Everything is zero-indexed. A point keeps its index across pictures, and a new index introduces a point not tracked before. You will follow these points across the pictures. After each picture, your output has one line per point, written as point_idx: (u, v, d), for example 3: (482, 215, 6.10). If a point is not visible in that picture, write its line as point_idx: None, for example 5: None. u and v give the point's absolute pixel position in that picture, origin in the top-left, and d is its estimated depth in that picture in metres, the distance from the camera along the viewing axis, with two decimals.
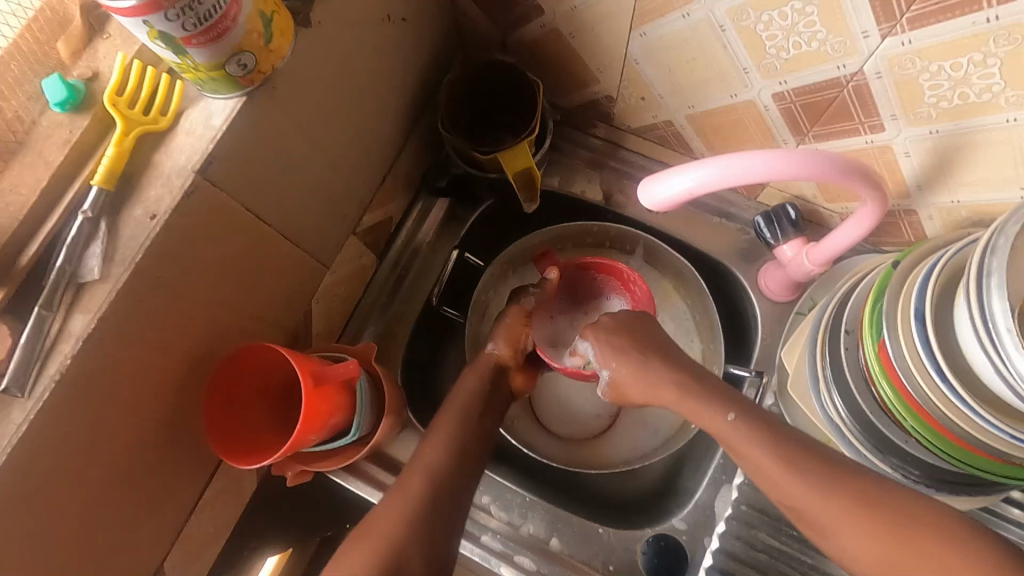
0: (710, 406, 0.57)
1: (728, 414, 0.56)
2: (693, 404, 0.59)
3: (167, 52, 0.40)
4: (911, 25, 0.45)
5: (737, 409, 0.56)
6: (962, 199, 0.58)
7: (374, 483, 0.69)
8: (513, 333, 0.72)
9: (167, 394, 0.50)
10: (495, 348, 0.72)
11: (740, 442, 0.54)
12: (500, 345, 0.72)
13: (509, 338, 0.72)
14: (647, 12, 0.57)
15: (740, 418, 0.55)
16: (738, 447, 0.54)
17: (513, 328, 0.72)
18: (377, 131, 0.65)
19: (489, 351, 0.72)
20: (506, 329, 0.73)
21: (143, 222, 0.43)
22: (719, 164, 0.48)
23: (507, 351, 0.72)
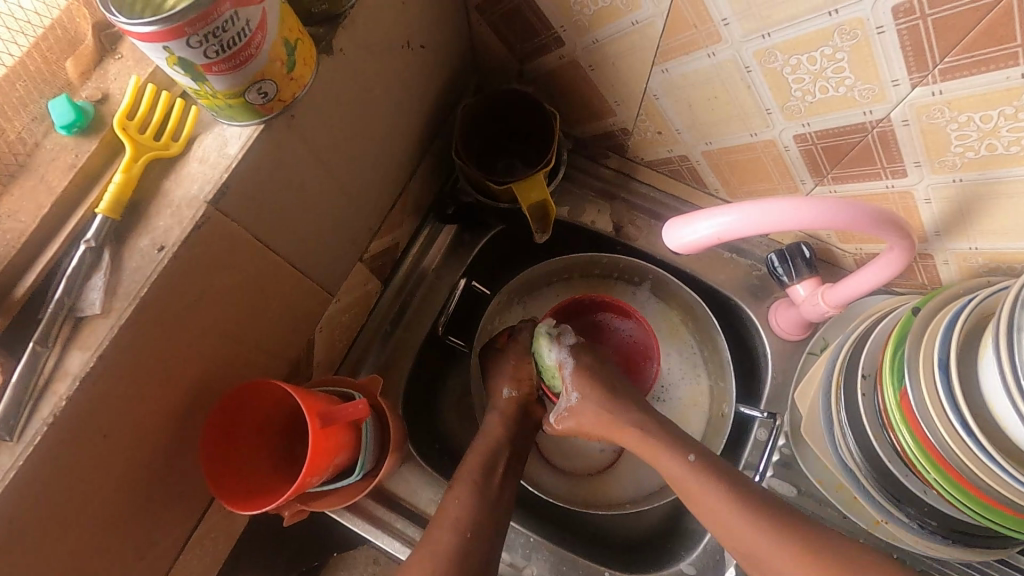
0: (670, 453, 0.61)
1: (688, 457, 0.60)
2: (658, 452, 0.62)
3: (186, 79, 0.38)
4: (943, 76, 0.45)
5: (697, 452, 0.60)
6: (980, 246, 0.57)
7: (373, 520, 0.66)
8: (517, 368, 0.73)
9: (163, 431, 0.47)
10: (510, 391, 0.72)
11: (699, 494, 0.58)
12: (513, 384, 0.72)
13: (522, 377, 0.73)
14: (671, 50, 0.57)
15: (699, 461, 0.60)
16: (698, 501, 0.58)
17: (525, 367, 0.73)
18: (390, 158, 0.64)
19: (506, 393, 0.72)
20: (514, 371, 0.73)
21: (150, 254, 0.41)
22: (747, 210, 0.46)
23: (523, 388, 0.73)
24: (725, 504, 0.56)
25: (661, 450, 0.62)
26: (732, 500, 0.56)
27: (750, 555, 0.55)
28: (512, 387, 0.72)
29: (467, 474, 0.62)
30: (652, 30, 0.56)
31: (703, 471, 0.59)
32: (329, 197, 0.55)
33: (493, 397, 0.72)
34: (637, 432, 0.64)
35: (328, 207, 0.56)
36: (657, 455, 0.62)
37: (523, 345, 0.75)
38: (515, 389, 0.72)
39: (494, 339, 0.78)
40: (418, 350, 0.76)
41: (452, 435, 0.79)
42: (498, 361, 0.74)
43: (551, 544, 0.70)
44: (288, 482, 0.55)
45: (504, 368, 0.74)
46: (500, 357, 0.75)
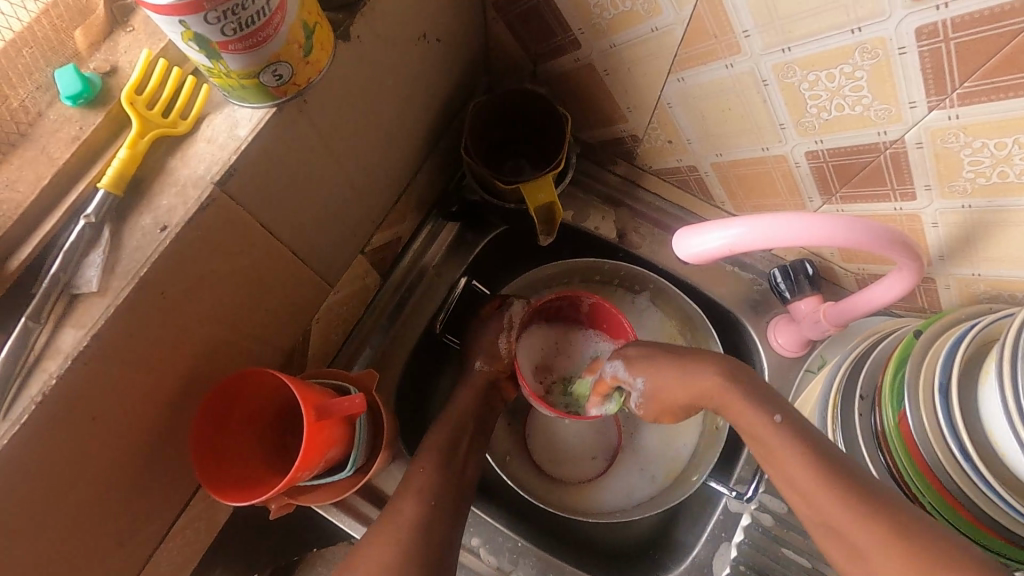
0: (755, 407, 0.55)
1: (774, 416, 0.53)
2: (735, 402, 0.57)
3: (200, 56, 0.37)
4: (960, 101, 0.45)
5: (785, 413, 0.53)
6: (983, 272, 0.57)
7: (359, 517, 0.65)
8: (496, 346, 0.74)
9: (154, 416, 0.46)
10: (483, 365, 0.73)
11: (774, 450, 0.52)
12: (488, 359, 0.74)
13: (497, 355, 0.74)
14: (688, 59, 0.56)
15: (787, 422, 0.53)
16: (773, 458, 0.52)
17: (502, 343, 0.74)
18: (398, 151, 0.63)
19: (477, 367, 0.73)
20: (491, 346, 0.74)
21: (152, 233, 0.40)
22: (763, 223, 0.46)
23: (496, 366, 0.73)
24: (791, 454, 0.51)
25: (743, 404, 0.56)
26: (816, 470, 0.49)
27: (827, 524, 0.48)
28: (485, 361, 0.73)
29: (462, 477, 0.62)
30: (672, 37, 0.55)
31: (791, 432, 0.52)
32: (335, 187, 0.54)
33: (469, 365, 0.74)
34: (717, 387, 0.58)
35: (334, 197, 0.55)
36: (742, 410, 0.55)
37: (502, 321, 0.75)
38: (487, 365, 0.73)
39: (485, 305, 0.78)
40: (414, 347, 0.75)
41: None
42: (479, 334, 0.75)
43: (539, 550, 0.69)
44: (278, 475, 0.54)
45: (483, 342, 0.75)
46: (478, 328, 0.76)
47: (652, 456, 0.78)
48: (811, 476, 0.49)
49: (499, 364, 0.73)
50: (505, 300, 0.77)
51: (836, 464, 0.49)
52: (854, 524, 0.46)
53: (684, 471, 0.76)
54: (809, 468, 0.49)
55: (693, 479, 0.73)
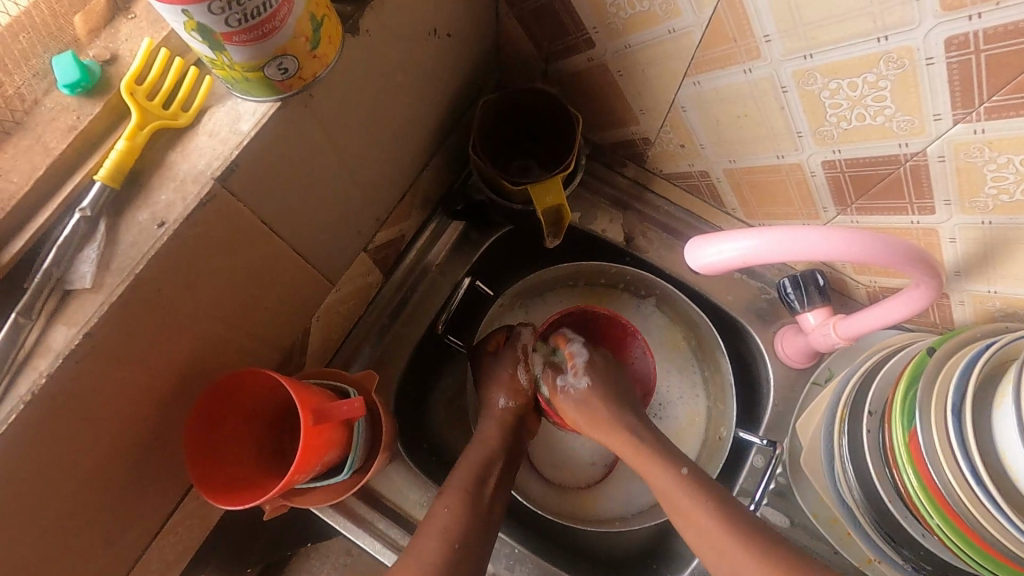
0: (663, 467, 0.61)
1: (682, 469, 0.60)
2: (647, 465, 0.62)
3: (203, 46, 0.35)
4: (988, 114, 0.43)
5: (691, 467, 0.60)
6: (1000, 290, 0.56)
7: (355, 519, 0.64)
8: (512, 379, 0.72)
9: (147, 415, 0.45)
10: (505, 401, 0.71)
11: (680, 501, 0.58)
12: (509, 394, 0.71)
13: (518, 389, 0.72)
14: (705, 63, 0.55)
15: (692, 475, 0.60)
16: (679, 507, 0.58)
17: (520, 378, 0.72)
18: (405, 148, 0.62)
19: (501, 404, 0.71)
20: (507, 381, 0.72)
21: (149, 229, 0.39)
22: (778, 235, 0.45)
23: (518, 400, 0.72)
24: (692, 499, 0.57)
25: (652, 462, 0.61)
26: (720, 516, 0.56)
27: (726, 572, 0.55)
28: (506, 397, 0.71)
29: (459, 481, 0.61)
30: (688, 40, 0.54)
31: (725, 515, 0.56)
32: (339, 183, 0.53)
33: (488, 406, 0.71)
34: (631, 443, 0.64)
35: (338, 193, 0.54)
36: (645, 463, 0.62)
37: (518, 353, 0.73)
38: (511, 401, 0.71)
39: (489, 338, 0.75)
40: (414, 347, 0.73)
41: (443, 436, 0.77)
42: (494, 369, 0.72)
43: (535, 556, 0.69)
44: (272, 477, 0.53)
45: (500, 377, 0.72)
46: (489, 365, 0.73)
47: None
48: (753, 564, 0.53)
49: (518, 400, 0.72)
50: (512, 330, 0.75)
51: (750, 531, 0.55)
52: (753, 564, 0.53)
53: None
54: (713, 514, 0.56)
55: None
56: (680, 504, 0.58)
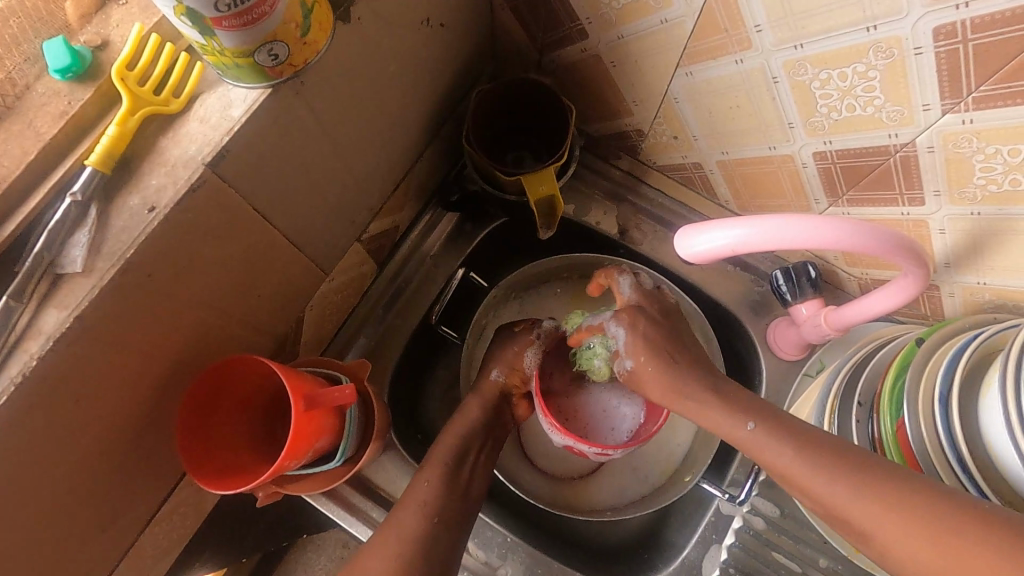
0: (728, 416, 0.55)
1: (746, 424, 0.54)
2: (715, 417, 0.56)
3: (193, 32, 0.36)
4: (976, 104, 0.44)
5: (757, 419, 0.54)
6: (989, 281, 0.56)
7: (349, 507, 0.65)
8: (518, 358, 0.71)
9: (139, 400, 0.45)
10: (498, 373, 0.71)
11: (763, 450, 0.52)
12: (505, 369, 0.71)
13: (517, 369, 0.71)
14: (697, 53, 0.55)
15: (760, 427, 0.53)
16: (762, 458, 0.52)
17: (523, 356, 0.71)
18: (398, 138, 0.62)
19: (494, 377, 0.71)
20: (513, 357, 0.72)
21: (140, 213, 0.39)
22: (765, 225, 0.45)
23: (512, 378, 0.71)
24: (770, 445, 0.52)
25: (717, 411, 0.56)
26: (801, 450, 0.50)
27: (869, 539, 0.46)
28: (503, 373, 0.71)
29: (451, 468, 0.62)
30: (681, 30, 0.54)
31: (814, 467, 0.49)
32: (331, 173, 0.53)
33: (482, 373, 0.72)
34: (697, 391, 0.58)
35: (331, 182, 0.54)
36: (718, 417, 0.56)
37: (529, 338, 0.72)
38: (503, 376, 0.71)
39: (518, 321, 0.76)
40: (409, 338, 0.74)
41: (436, 427, 0.77)
42: (502, 346, 0.73)
43: (527, 545, 0.69)
44: (264, 463, 0.54)
45: (505, 355, 0.72)
46: (501, 342, 0.74)
47: (645, 455, 0.77)
48: (861, 505, 0.46)
49: (515, 377, 0.71)
50: (538, 320, 0.74)
51: (828, 448, 0.49)
52: (860, 502, 0.46)
53: (677, 472, 0.75)
54: (795, 457, 0.50)
55: (687, 479, 0.72)
56: (776, 463, 0.51)
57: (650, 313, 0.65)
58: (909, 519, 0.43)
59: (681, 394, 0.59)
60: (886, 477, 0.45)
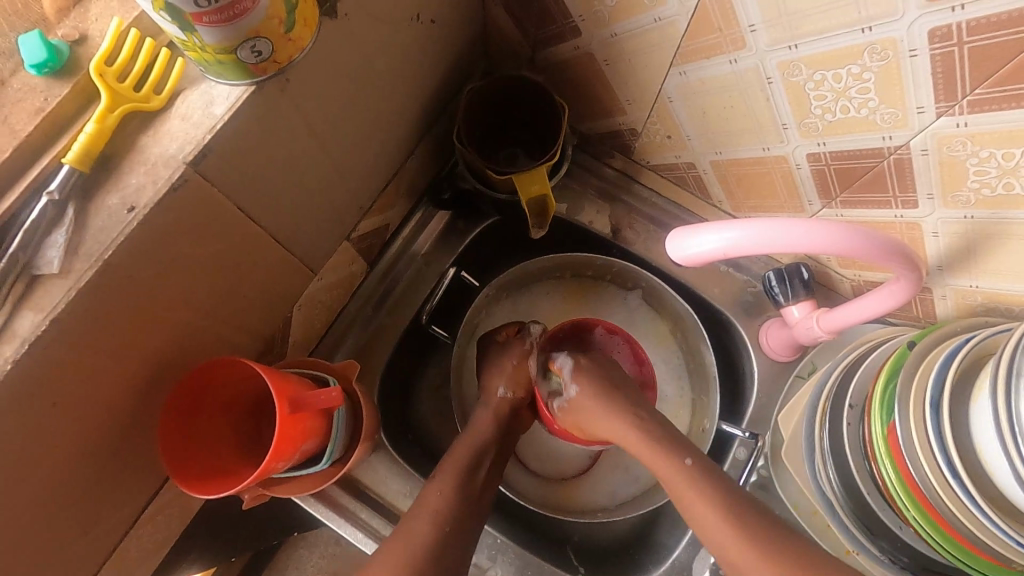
0: (668, 453, 0.57)
1: (684, 458, 0.56)
2: (654, 455, 0.58)
3: (172, 27, 0.35)
4: (970, 108, 0.43)
5: (694, 456, 0.57)
6: (982, 284, 0.56)
7: (337, 508, 0.65)
8: (517, 371, 0.72)
9: (120, 404, 0.44)
10: (506, 391, 0.71)
11: (689, 493, 0.55)
12: (510, 384, 0.71)
13: (520, 380, 0.71)
14: (691, 52, 0.54)
15: (697, 465, 0.56)
16: (686, 498, 0.55)
17: (518, 366, 0.72)
18: (387, 136, 0.61)
19: (501, 393, 0.70)
20: (511, 371, 0.72)
21: (119, 213, 0.38)
22: (757, 228, 0.45)
23: (519, 391, 0.71)
24: (704, 494, 0.54)
25: (658, 450, 0.58)
26: (735, 525, 0.52)
27: (728, 557, 0.52)
28: (506, 387, 0.71)
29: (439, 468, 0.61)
30: (674, 29, 0.53)
31: (696, 476, 0.55)
32: (319, 171, 0.52)
33: (487, 393, 0.71)
34: (635, 432, 0.60)
35: (318, 180, 0.53)
36: (654, 454, 0.58)
37: (524, 347, 0.73)
38: (511, 392, 0.71)
39: (500, 331, 0.76)
40: (398, 337, 0.73)
41: (427, 427, 0.77)
42: (495, 361, 0.73)
43: (518, 546, 0.69)
44: (250, 466, 0.53)
45: (505, 367, 0.72)
46: (495, 353, 0.74)
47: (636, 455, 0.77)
48: (728, 530, 0.52)
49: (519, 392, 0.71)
50: (523, 325, 0.76)
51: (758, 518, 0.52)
52: (721, 522, 0.52)
53: None
54: (716, 508, 0.53)
55: None
56: (686, 494, 0.55)
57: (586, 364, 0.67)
58: (755, 542, 0.51)
59: (614, 424, 0.62)
60: (808, 567, 0.49)
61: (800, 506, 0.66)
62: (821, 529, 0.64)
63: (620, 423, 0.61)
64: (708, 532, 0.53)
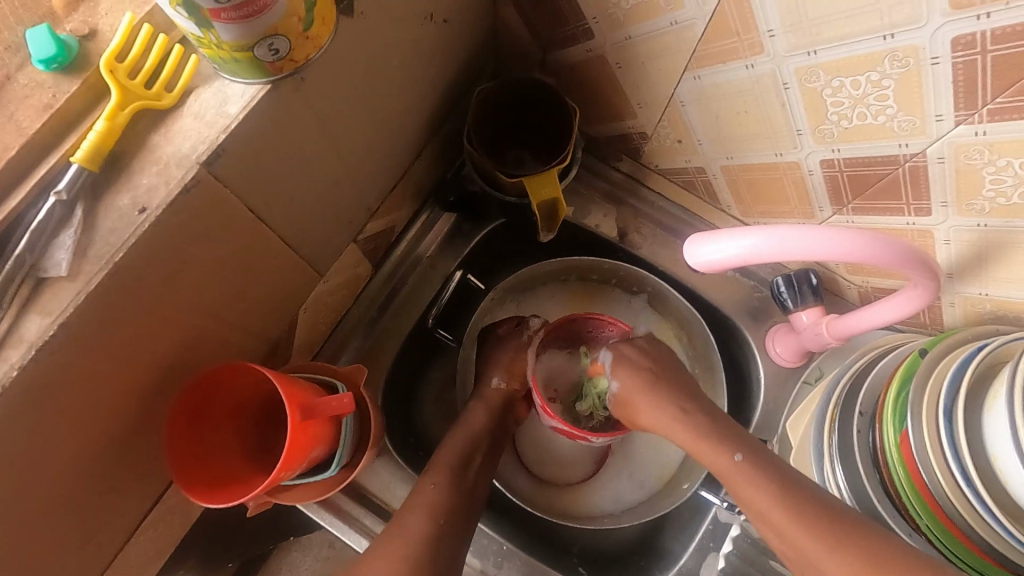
0: (719, 447, 0.58)
1: (735, 454, 0.57)
2: (704, 445, 0.60)
3: (189, 23, 0.34)
4: (990, 117, 0.43)
5: (745, 452, 0.58)
6: (992, 292, 0.56)
7: (341, 515, 0.63)
8: (513, 363, 0.72)
9: (125, 410, 0.43)
10: (499, 380, 0.71)
11: (744, 485, 0.56)
12: (505, 376, 0.72)
13: (516, 372, 0.72)
14: (706, 57, 0.54)
15: (747, 460, 0.57)
16: (740, 489, 0.56)
17: (518, 359, 0.72)
18: (397, 136, 0.60)
19: (494, 384, 0.71)
20: (509, 364, 0.72)
21: (129, 215, 0.37)
22: (780, 234, 0.44)
23: (512, 383, 0.72)
24: (756, 486, 0.55)
25: (708, 445, 0.59)
26: (793, 513, 0.52)
27: (795, 555, 0.52)
28: (502, 380, 0.72)
29: (448, 474, 0.60)
30: (690, 33, 0.53)
31: (751, 472, 0.56)
32: (329, 172, 0.51)
33: (481, 384, 0.71)
34: (687, 427, 0.62)
35: (328, 181, 0.52)
36: (703, 447, 0.59)
37: (523, 339, 0.74)
38: (504, 382, 0.71)
39: (497, 324, 0.76)
40: (403, 341, 0.72)
41: (430, 432, 0.76)
42: (497, 352, 0.73)
43: (524, 554, 0.68)
44: (257, 473, 0.51)
45: (500, 360, 0.73)
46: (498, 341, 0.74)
47: (641, 460, 0.77)
48: (785, 516, 0.53)
49: (513, 383, 0.72)
50: (522, 320, 0.75)
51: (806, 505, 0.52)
52: (776, 511, 0.53)
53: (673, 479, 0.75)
54: (774, 502, 0.53)
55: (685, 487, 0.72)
56: (755, 499, 0.55)
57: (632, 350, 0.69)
58: (826, 533, 0.50)
59: (664, 414, 0.64)
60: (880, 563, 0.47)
61: None
62: None
63: (666, 415, 0.63)
64: (802, 554, 0.51)
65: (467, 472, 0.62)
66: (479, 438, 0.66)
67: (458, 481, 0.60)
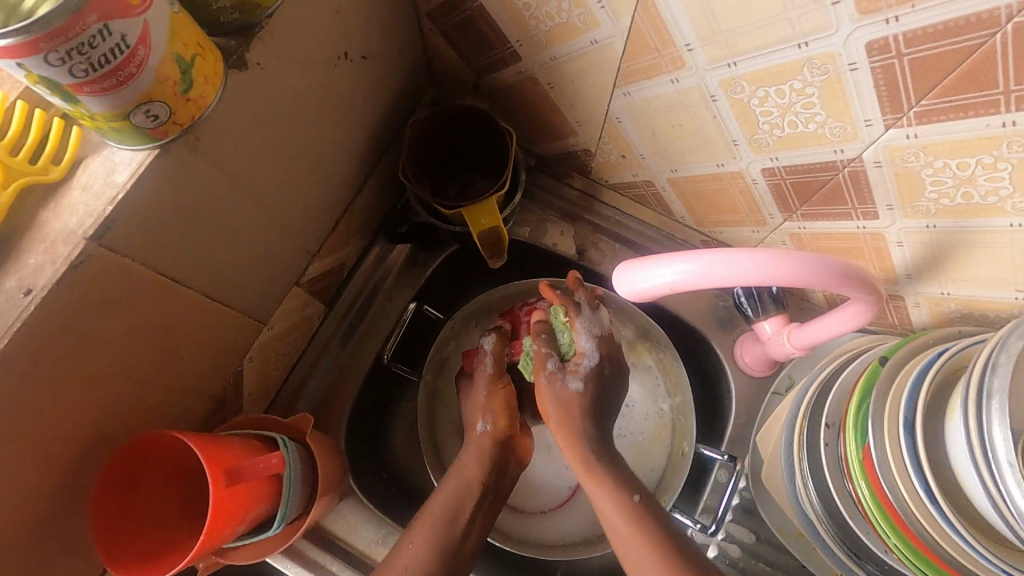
0: (614, 490, 0.56)
1: (633, 494, 0.56)
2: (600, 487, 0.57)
3: (55, 98, 0.33)
4: (918, 119, 0.41)
5: (643, 492, 0.57)
6: (952, 291, 0.54)
7: (305, 562, 0.60)
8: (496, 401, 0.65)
9: (48, 490, 0.42)
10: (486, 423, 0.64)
11: (628, 534, 0.54)
12: (490, 416, 0.64)
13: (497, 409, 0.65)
14: (631, 73, 0.52)
15: (644, 501, 0.56)
16: (624, 538, 0.54)
17: (498, 397, 0.65)
18: (329, 177, 0.59)
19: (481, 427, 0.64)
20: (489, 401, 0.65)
21: (15, 297, 0.36)
22: (715, 257, 0.42)
23: (499, 421, 0.64)
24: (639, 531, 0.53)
25: (603, 484, 0.57)
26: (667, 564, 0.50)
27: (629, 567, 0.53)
28: (488, 422, 0.64)
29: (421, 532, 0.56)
30: (612, 51, 0.51)
31: (637, 513, 0.55)
32: (253, 224, 0.50)
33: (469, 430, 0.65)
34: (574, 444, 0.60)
35: (253, 234, 0.51)
36: (598, 484, 0.57)
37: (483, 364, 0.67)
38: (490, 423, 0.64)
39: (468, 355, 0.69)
40: (362, 378, 0.71)
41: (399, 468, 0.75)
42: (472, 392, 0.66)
43: None
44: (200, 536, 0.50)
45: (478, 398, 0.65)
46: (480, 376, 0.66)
47: None
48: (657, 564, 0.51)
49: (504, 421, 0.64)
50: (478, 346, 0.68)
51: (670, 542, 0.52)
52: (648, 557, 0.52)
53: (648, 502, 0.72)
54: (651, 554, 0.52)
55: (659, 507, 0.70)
56: (610, 511, 0.56)
57: (585, 408, 0.62)
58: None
59: (576, 441, 0.60)
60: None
61: (785, 529, 0.63)
62: (807, 552, 0.62)
63: (580, 434, 0.60)
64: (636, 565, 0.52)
65: (451, 523, 0.56)
66: (458, 485, 0.59)
67: (422, 536, 0.55)
